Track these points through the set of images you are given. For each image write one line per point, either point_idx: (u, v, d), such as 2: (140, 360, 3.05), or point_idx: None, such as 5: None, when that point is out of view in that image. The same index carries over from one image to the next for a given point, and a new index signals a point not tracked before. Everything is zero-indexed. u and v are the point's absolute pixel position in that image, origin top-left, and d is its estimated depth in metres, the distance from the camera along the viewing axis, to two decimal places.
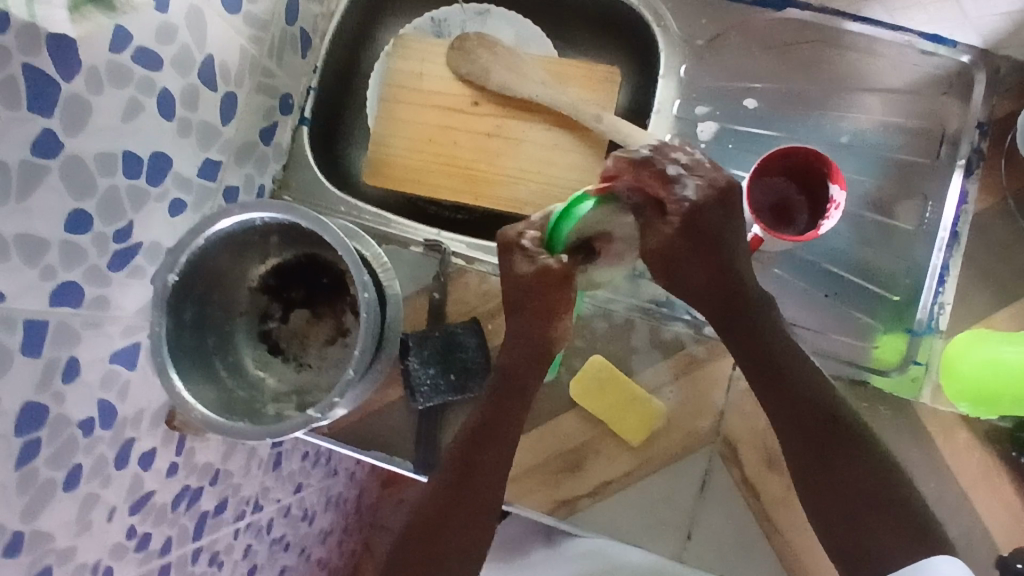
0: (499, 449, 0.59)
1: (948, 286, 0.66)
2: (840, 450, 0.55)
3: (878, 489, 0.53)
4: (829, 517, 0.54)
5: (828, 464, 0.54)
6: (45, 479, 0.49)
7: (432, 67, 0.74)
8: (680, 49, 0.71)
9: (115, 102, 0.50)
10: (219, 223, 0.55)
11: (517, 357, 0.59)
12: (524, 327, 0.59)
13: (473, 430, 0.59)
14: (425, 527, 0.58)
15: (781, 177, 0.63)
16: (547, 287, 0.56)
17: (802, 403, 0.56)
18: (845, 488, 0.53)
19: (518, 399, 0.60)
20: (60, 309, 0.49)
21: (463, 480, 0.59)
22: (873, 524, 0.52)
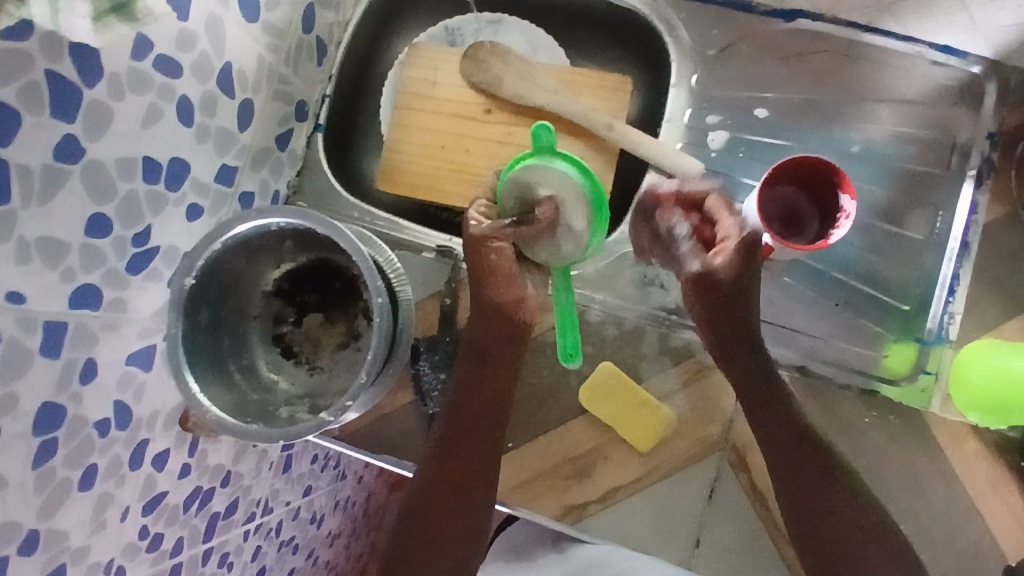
0: (481, 433, 0.60)
1: (958, 296, 0.67)
2: (831, 485, 0.57)
3: (866, 521, 0.56)
4: (821, 543, 0.56)
5: (812, 490, 0.57)
6: (62, 478, 0.50)
7: (445, 75, 0.75)
8: (691, 59, 0.72)
9: (135, 109, 0.51)
10: (236, 228, 0.56)
11: (484, 330, 0.60)
12: (487, 296, 0.58)
13: (454, 413, 0.60)
14: (417, 526, 0.59)
15: (794, 190, 0.64)
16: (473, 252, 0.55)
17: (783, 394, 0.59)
18: (836, 519, 0.56)
19: (490, 374, 0.60)
20: (79, 311, 0.49)
21: (448, 472, 0.59)
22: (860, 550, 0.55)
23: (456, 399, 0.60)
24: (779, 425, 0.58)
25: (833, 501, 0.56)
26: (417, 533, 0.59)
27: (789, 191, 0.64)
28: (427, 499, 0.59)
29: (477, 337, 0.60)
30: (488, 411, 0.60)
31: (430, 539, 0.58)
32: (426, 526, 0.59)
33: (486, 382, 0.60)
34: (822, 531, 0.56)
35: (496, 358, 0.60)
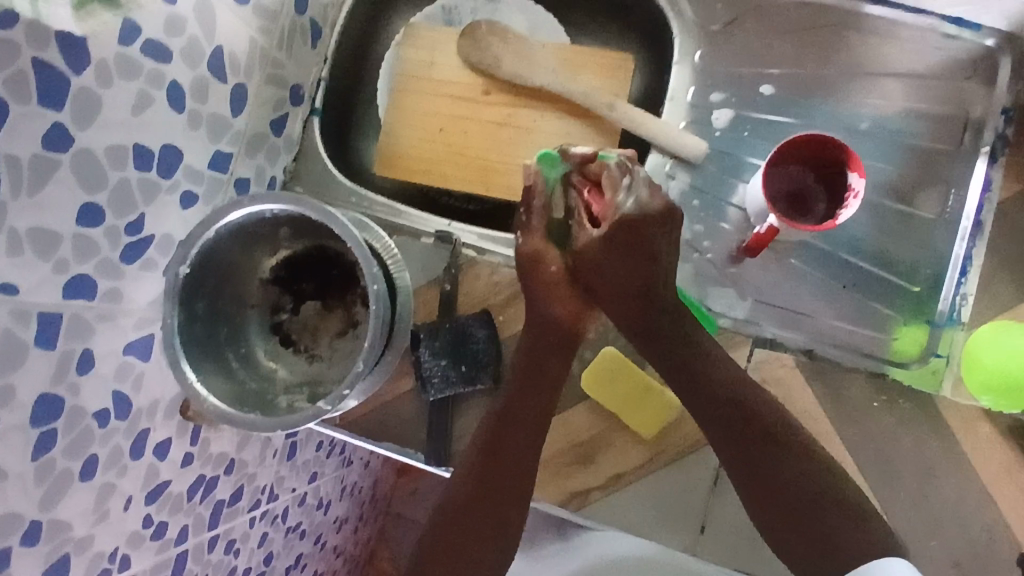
0: (528, 433, 0.60)
1: (971, 277, 0.65)
2: (784, 457, 0.55)
3: (816, 492, 0.53)
4: (769, 518, 0.54)
5: (756, 463, 0.55)
6: (62, 469, 0.50)
7: (443, 56, 0.73)
8: (694, 35, 0.69)
9: (125, 95, 0.50)
10: (228, 215, 0.55)
11: (539, 340, 0.61)
12: (545, 313, 0.62)
13: (496, 422, 0.60)
14: (451, 518, 0.58)
15: (812, 176, 0.62)
16: (534, 266, 0.62)
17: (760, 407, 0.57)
18: (784, 486, 0.54)
19: (542, 381, 0.61)
20: (74, 302, 0.49)
21: (487, 478, 0.58)
22: (820, 518, 0.52)
23: (507, 402, 0.60)
24: (721, 418, 0.57)
25: (783, 468, 0.55)
26: (452, 533, 0.58)
27: (807, 177, 0.62)
28: (461, 508, 0.58)
29: (529, 345, 0.61)
30: (536, 419, 0.60)
31: (456, 543, 0.58)
32: (456, 531, 0.58)
33: (537, 388, 0.61)
34: (768, 504, 0.54)
35: (545, 366, 0.61)
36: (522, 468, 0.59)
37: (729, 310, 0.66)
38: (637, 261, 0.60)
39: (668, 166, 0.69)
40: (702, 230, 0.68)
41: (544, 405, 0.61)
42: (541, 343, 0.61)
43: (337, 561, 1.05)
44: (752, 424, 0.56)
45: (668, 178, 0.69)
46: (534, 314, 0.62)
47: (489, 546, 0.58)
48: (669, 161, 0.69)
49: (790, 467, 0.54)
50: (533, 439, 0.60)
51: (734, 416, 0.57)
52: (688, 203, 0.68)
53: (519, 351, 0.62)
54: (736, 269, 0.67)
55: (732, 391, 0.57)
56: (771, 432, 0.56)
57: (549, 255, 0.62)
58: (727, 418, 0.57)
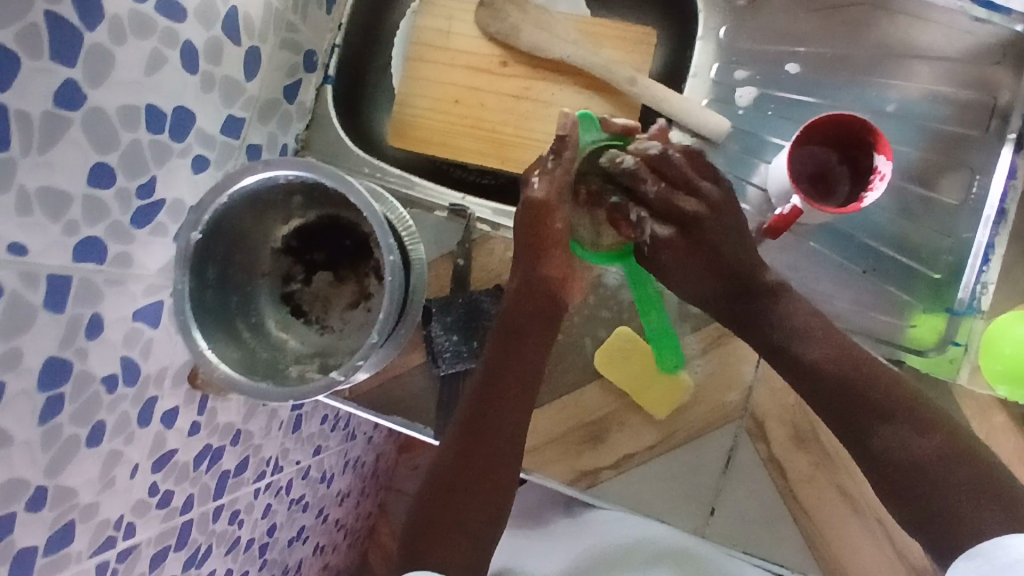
0: (511, 402, 0.58)
1: (992, 265, 0.64)
2: (889, 402, 0.51)
3: (935, 452, 0.48)
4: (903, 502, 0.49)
5: (862, 443, 0.51)
6: (69, 435, 0.49)
7: (460, 25, 0.72)
8: (720, 10, 0.68)
9: (138, 54, 0.48)
10: (242, 180, 0.54)
11: (522, 301, 0.60)
12: (537, 272, 0.60)
13: (484, 390, 0.59)
14: (439, 491, 0.56)
15: (837, 158, 0.61)
16: (537, 218, 0.60)
17: (814, 366, 0.54)
18: (913, 467, 0.48)
19: (525, 346, 0.60)
20: (83, 266, 0.48)
21: (472, 446, 0.57)
22: (933, 485, 0.47)
23: (488, 372, 0.59)
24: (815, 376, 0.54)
25: (897, 441, 0.49)
26: (440, 504, 0.56)
27: (831, 158, 0.61)
28: (453, 479, 0.56)
29: (513, 308, 0.60)
30: (524, 389, 0.59)
31: (447, 521, 0.55)
32: (446, 504, 0.56)
33: (520, 356, 0.60)
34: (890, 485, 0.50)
35: (528, 331, 0.60)
36: (514, 437, 0.58)
37: None
38: (695, 250, 0.61)
39: (689, 144, 0.68)
40: None
41: (526, 373, 0.59)
42: (524, 308, 0.60)
43: (338, 535, 1.05)
44: (831, 384, 0.53)
45: None
46: (524, 269, 0.61)
47: (481, 517, 0.56)
48: (690, 139, 0.67)
49: (927, 447, 0.48)
50: (524, 407, 0.59)
51: (850, 376, 0.53)
52: None
53: (500, 313, 0.61)
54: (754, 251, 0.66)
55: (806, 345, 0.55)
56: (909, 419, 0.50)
57: (558, 214, 0.60)
58: (849, 376, 0.53)
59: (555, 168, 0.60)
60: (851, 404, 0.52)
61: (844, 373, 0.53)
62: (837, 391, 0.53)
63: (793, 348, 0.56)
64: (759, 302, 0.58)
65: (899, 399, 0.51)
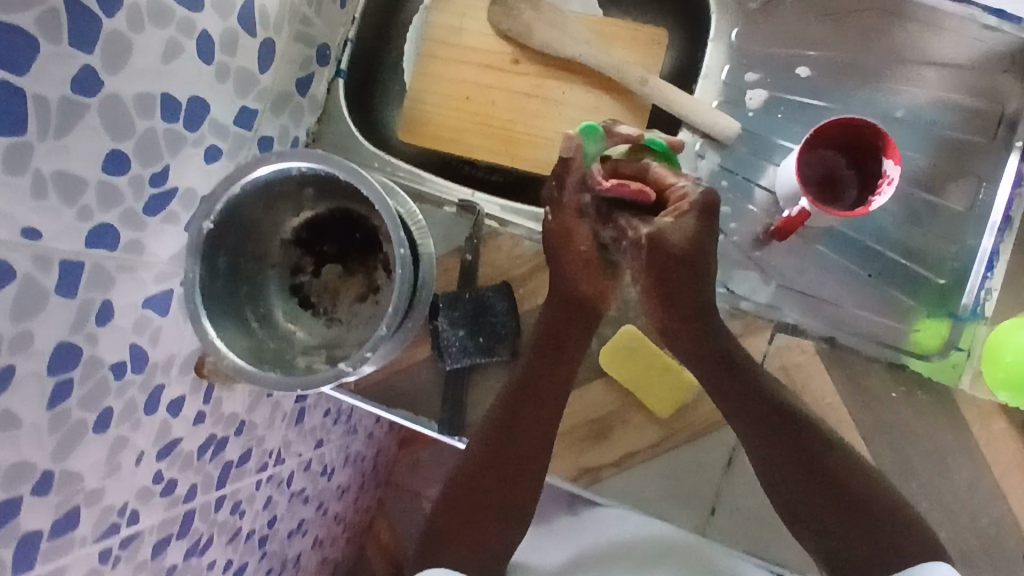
0: (546, 411, 0.60)
1: (997, 271, 0.64)
2: (844, 449, 0.57)
3: (879, 500, 0.55)
4: (833, 543, 0.55)
5: (829, 474, 0.56)
6: (77, 419, 0.50)
7: (473, 22, 0.72)
8: (732, 12, 0.69)
9: (155, 43, 0.49)
10: (255, 171, 0.54)
11: (557, 313, 0.59)
12: (575, 288, 0.58)
13: (519, 391, 0.60)
14: (465, 488, 0.59)
15: (845, 164, 0.61)
16: (562, 240, 0.57)
17: (788, 408, 0.57)
18: (864, 500, 0.55)
19: (561, 359, 0.60)
20: (96, 252, 0.48)
21: (500, 451, 0.59)
22: (891, 530, 0.54)
23: (525, 379, 0.60)
24: (779, 437, 0.56)
25: (860, 463, 0.56)
26: (464, 502, 0.59)
27: (839, 165, 0.61)
28: (470, 479, 0.59)
29: (550, 320, 0.60)
30: (561, 395, 0.60)
31: (470, 517, 0.58)
32: (473, 502, 0.59)
33: (559, 366, 0.60)
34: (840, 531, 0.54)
35: (564, 344, 0.60)
36: (542, 442, 0.59)
37: (752, 294, 0.66)
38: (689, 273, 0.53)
39: (698, 145, 0.68)
40: (729, 212, 0.67)
41: (561, 384, 0.60)
42: (559, 320, 0.60)
43: (337, 528, 1.06)
44: (790, 436, 0.56)
45: (697, 158, 0.68)
46: (559, 281, 0.59)
47: (503, 521, 0.58)
48: (699, 139, 0.68)
49: (890, 507, 0.55)
50: (560, 411, 0.60)
51: (818, 427, 0.57)
52: (717, 183, 0.68)
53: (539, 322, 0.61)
54: (761, 252, 0.66)
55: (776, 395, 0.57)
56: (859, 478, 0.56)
57: (579, 235, 0.57)
58: (815, 428, 0.57)
59: (566, 194, 0.56)
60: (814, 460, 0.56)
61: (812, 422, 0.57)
62: (794, 428, 0.56)
63: (767, 387, 0.57)
64: (744, 351, 0.58)
65: (861, 465, 0.56)
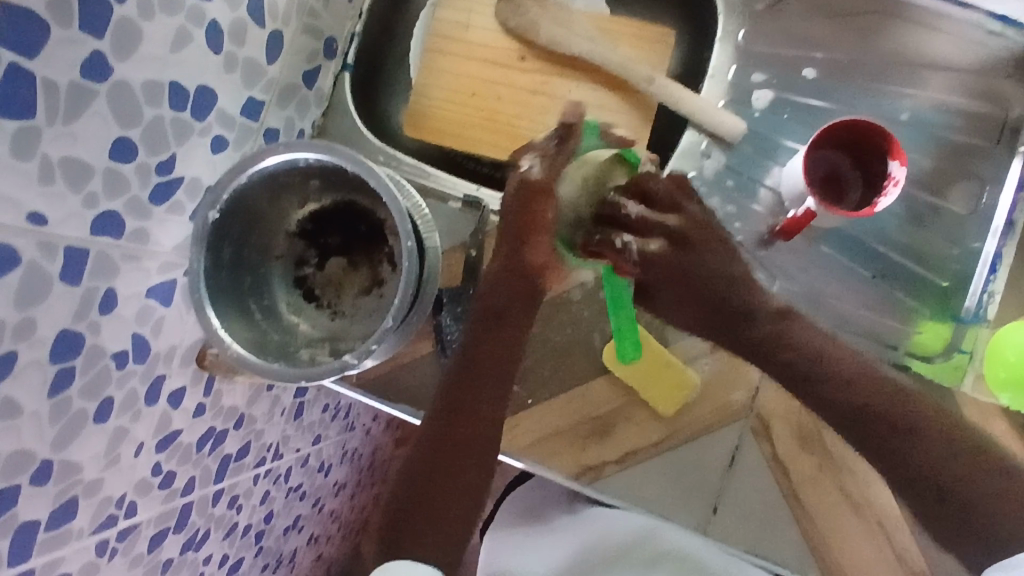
0: (492, 384, 0.58)
1: (1000, 274, 0.64)
2: (884, 427, 0.51)
3: (955, 455, 0.49)
4: (928, 511, 0.49)
5: (881, 447, 0.51)
6: (78, 409, 0.49)
7: (480, 18, 0.72)
8: (739, 13, 0.69)
9: (165, 30, 0.49)
10: (262, 161, 0.54)
11: (505, 282, 0.60)
12: (522, 256, 0.59)
13: (461, 373, 0.58)
14: (417, 482, 0.54)
15: (847, 166, 0.62)
16: (530, 199, 0.58)
17: (837, 376, 0.54)
18: (933, 476, 0.48)
19: (507, 328, 0.59)
20: (100, 239, 0.48)
21: (455, 428, 0.56)
22: (956, 494, 0.47)
23: (467, 354, 0.58)
24: (812, 396, 0.55)
25: (919, 453, 0.49)
26: (420, 496, 0.53)
27: (841, 167, 0.62)
28: (425, 463, 0.55)
29: (494, 290, 0.60)
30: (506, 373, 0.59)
31: (429, 501, 0.53)
32: (425, 494, 0.53)
33: (500, 341, 0.59)
34: (904, 486, 0.50)
35: (512, 316, 0.60)
36: (490, 412, 0.57)
37: None
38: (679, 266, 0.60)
39: (704, 144, 0.68)
40: (733, 211, 0.67)
41: (510, 357, 0.59)
42: (506, 292, 0.60)
43: (333, 526, 1.05)
44: (850, 420, 0.53)
45: (703, 157, 0.68)
46: (505, 247, 0.60)
47: (461, 507, 0.54)
48: (705, 139, 0.68)
49: (940, 456, 0.49)
50: (500, 394, 0.58)
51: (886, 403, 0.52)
52: (721, 182, 0.68)
53: (482, 296, 0.60)
54: (765, 252, 0.67)
55: (847, 388, 0.53)
56: (928, 427, 0.50)
57: (553, 199, 0.58)
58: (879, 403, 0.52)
59: (557, 154, 0.60)
60: (868, 415, 0.52)
61: (867, 393, 0.53)
62: (845, 416, 0.53)
63: (805, 367, 0.55)
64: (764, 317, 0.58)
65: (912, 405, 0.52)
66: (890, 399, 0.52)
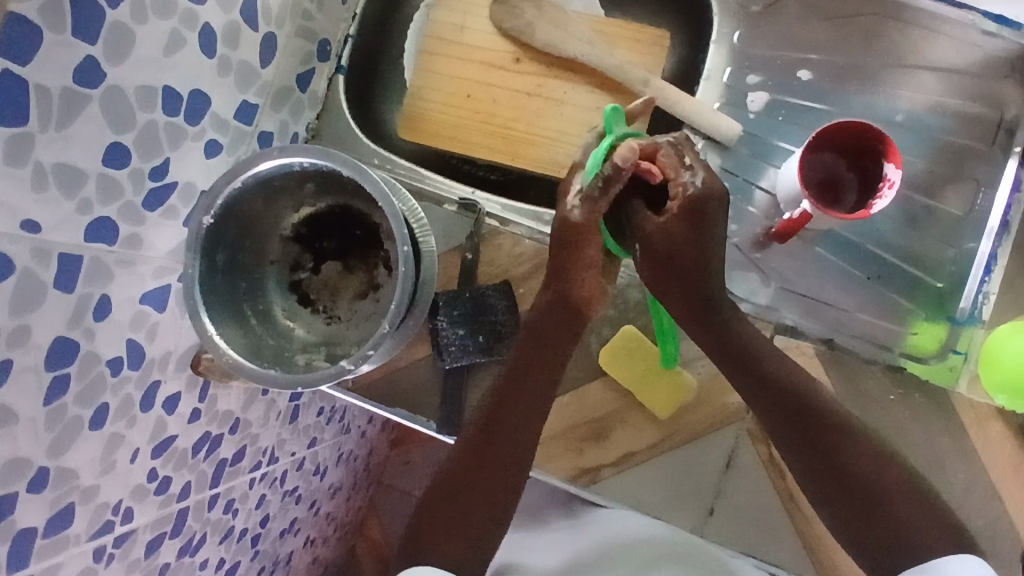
0: (527, 405, 0.57)
1: (994, 276, 0.65)
2: (829, 433, 0.53)
3: (882, 475, 0.51)
4: (845, 507, 0.51)
5: (828, 448, 0.52)
6: (73, 416, 0.49)
7: (474, 20, 0.72)
8: (735, 15, 0.69)
9: (158, 34, 0.48)
10: (258, 165, 0.54)
11: (547, 308, 0.59)
12: (564, 286, 0.58)
13: (496, 393, 0.58)
14: (445, 496, 0.55)
15: (850, 172, 0.62)
16: (569, 237, 0.57)
17: (777, 376, 0.55)
18: (867, 486, 0.51)
19: (547, 349, 0.58)
20: (94, 246, 0.48)
21: (486, 448, 0.56)
22: (886, 505, 0.50)
23: (505, 378, 0.58)
24: (761, 391, 0.55)
25: (856, 461, 0.51)
26: (442, 511, 0.55)
27: (840, 170, 0.62)
28: (455, 484, 0.56)
29: (537, 317, 0.59)
30: (547, 388, 0.58)
31: (455, 522, 0.54)
32: (450, 506, 0.55)
33: (536, 361, 0.58)
34: (830, 488, 0.52)
35: (550, 336, 0.59)
36: (526, 433, 0.57)
37: (751, 296, 0.66)
38: (687, 242, 0.55)
39: (699, 146, 0.68)
40: (729, 213, 0.67)
41: (549, 375, 0.58)
42: (549, 318, 0.59)
43: (328, 528, 1.05)
44: (790, 415, 0.54)
45: (699, 158, 0.68)
46: (552, 281, 0.59)
47: (486, 525, 0.54)
48: (700, 140, 0.68)
49: (877, 468, 0.51)
50: (536, 415, 0.58)
51: (816, 407, 0.53)
52: (717, 184, 0.68)
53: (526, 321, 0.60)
54: (760, 254, 0.67)
55: (794, 386, 0.54)
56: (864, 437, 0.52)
57: (589, 238, 0.57)
58: (812, 404, 0.54)
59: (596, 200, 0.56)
60: (813, 420, 0.53)
61: (811, 394, 0.54)
62: (788, 412, 0.54)
63: (753, 354, 0.56)
64: (727, 314, 0.57)
65: (856, 422, 0.54)
66: (843, 415, 0.53)
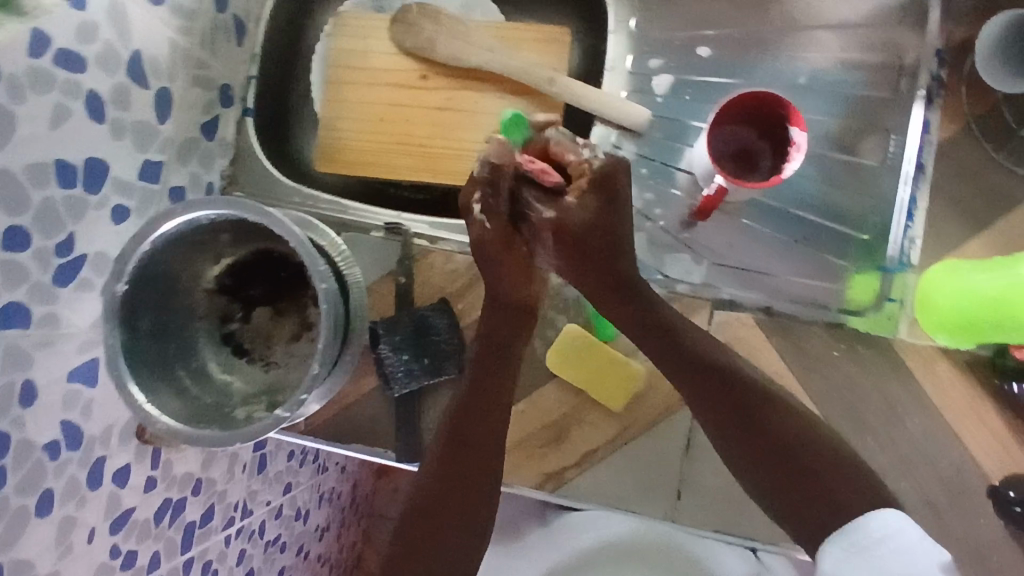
0: (488, 423, 0.57)
1: (917, 220, 0.65)
2: (762, 409, 0.53)
3: (810, 448, 0.51)
4: (777, 483, 0.50)
5: (754, 422, 0.52)
6: (16, 507, 0.48)
7: (376, 44, 0.72)
8: (630, 3, 0.70)
9: (42, 109, 0.47)
10: (162, 226, 0.53)
11: (495, 316, 0.59)
12: (500, 292, 0.58)
13: (460, 412, 0.57)
14: (419, 524, 0.56)
15: (766, 145, 0.62)
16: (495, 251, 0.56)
17: (697, 352, 0.55)
18: (798, 455, 0.51)
19: (508, 365, 0.58)
20: (7, 332, 0.46)
21: (453, 470, 0.56)
22: (812, 475, 0.49)
23: (467, 395, 0.58)
24: (700, 379, 0.55)
25: (777, 426, 0.52)
26: (416, 539, 0.55)
27: (755, 141, 0.62)
28: (425, 509, 0.56)
29: (490, 327, 0.59)
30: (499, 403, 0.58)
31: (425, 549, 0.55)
32: (428, 531, 0.55)
33: (491, 375, 0.58)
34: (763, 467, 0.51)
35: (506, 345, 0.59)
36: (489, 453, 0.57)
37: (686, 275, 0.66)
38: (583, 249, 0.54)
39: (614, 137, 0.68)
40: (652, 198, 0.68)
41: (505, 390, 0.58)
42: (497, 325, 0.59)
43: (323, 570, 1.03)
44: (716, 392, 0.54)
45: (615, 149, 0.68)
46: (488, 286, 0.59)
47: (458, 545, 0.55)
48: (614, 131, 0.68)
49: (809, 442, 0.51)
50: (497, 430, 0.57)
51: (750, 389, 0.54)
52: (638, 170, 0.68)
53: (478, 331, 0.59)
54: (690, 233, 0.67)
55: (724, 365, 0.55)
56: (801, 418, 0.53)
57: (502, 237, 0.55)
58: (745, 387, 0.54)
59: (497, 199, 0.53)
60: (744, 397, 0.53)
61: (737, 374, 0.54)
62: (716, 387, 0.54)
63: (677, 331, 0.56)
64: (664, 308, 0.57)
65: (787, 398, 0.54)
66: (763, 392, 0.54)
